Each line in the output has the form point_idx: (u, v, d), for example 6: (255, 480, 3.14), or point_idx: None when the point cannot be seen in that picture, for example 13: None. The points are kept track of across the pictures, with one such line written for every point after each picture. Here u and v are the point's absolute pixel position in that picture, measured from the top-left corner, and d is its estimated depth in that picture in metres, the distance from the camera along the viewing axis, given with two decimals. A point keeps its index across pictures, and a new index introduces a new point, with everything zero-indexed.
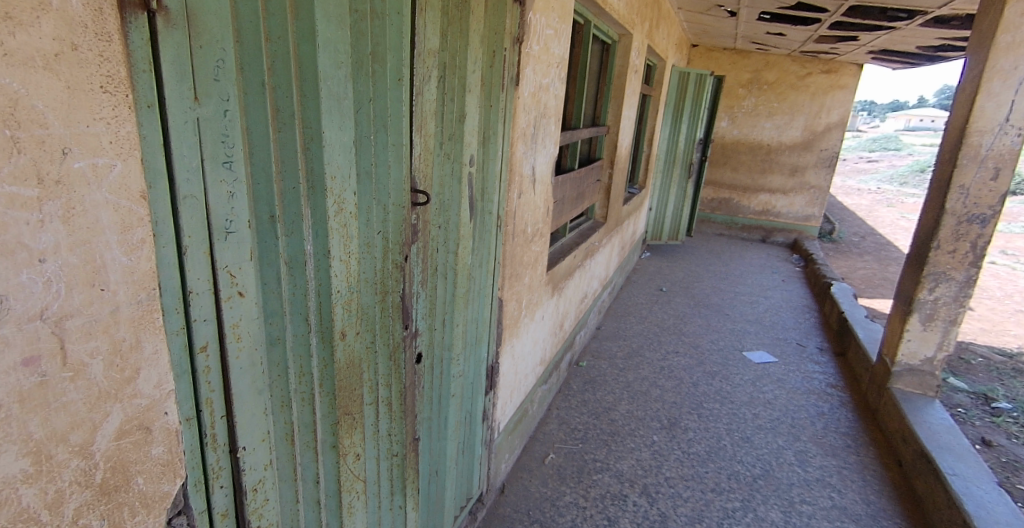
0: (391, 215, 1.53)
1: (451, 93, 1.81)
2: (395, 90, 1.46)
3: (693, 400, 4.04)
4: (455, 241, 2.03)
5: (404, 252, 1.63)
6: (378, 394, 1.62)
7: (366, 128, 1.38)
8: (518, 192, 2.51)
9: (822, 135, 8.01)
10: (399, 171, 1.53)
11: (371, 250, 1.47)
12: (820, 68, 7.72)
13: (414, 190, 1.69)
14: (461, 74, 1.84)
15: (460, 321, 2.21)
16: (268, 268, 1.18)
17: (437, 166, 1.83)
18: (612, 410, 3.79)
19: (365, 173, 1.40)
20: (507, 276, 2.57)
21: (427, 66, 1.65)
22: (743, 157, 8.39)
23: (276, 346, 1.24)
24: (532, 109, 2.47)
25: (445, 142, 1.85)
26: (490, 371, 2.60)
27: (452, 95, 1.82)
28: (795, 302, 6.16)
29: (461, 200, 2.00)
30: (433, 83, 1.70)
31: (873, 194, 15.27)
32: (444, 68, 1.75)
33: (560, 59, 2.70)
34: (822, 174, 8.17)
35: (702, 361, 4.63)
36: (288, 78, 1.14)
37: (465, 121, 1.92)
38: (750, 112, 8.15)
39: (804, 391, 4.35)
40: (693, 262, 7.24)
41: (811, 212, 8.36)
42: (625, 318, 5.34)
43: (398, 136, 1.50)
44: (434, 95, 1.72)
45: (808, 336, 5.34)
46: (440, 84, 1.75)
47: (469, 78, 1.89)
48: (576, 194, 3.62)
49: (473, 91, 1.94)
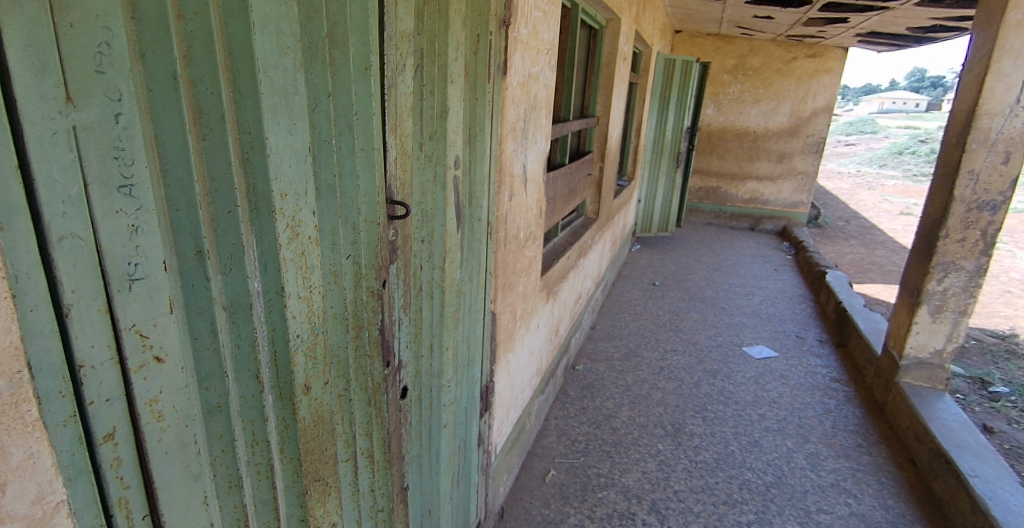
0: (362, 235, 1.25)
1: (429, 85, 1.54)
2: (361, 82, 1.18)
3: (697, 402, 3.79)
4: (440, 254, 1.75)
5: (379, 276, 1.34)
6: (358, 448, 1.33)
7: (325, 131, 1.10)
8: (509, 193, 2.23)
9: (808, 120, 7.82)
10: (370, 181, 1.25)
11: (340, 279, 1.19)
12: (805, 52, 7.52)
13: (389, 200, 1.41)
14: (441, 63, 1.56)
15: (450, 342, 1.92)
16: (199, 320, 0.90)
17: (416, 171, 1.55)
18: (613, 418, 3.54)
19: (326, 186, 1.12)
20: (499, 286, 2.29)
21: (401, 53, 1.37)
22: (730, 144, 8.20)
23: (216, 416, 0.96)
24: (521, 102, 2.20)
25: (425, 143, 1.57)
26: (484, 392, 2.33)
27: (431, 87, 1.55)
28: (790, 293, 5.96)
29: (445, 209, 1.73)
30: (408, 74, 1.42)
31: (854, 177, 15.23)
32: (421, 55, 1.47)
33: (549, 45, 2.42)
34: (810, 160, 7.99)
35: (702, 360, 4.41)
36: (212, 68, 0.85)
37: (448, 117, 1.64)
38: (735, 99, 7.94)
39: (809, 387, 4.10)
40: (685, 253, 7.03)
41: (799, 198, 8.18)
42: (620, 316, 5.11)
43: (367, 138, 1.22)
44: (410, 87, 1.44)
45: (807, 327, 5.15)
46: (416, 74, 1.47)
47: (450, 67, 1.61)
48: (568, 191, 3.36)
49: (456, 82, 1.66)
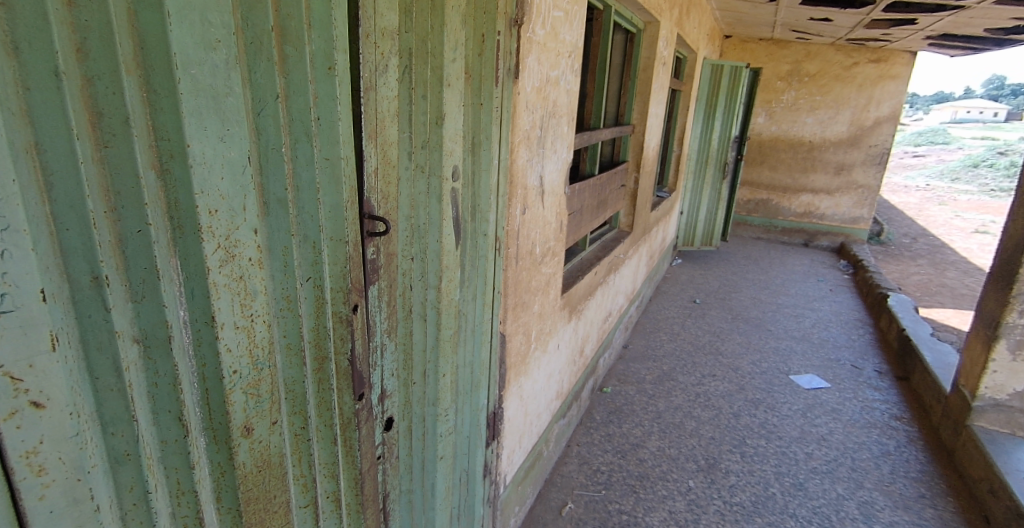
0: (325, 255, 1.11)
1: (420, 88, 1.40)
2: (323, 83, 1.04)
3: (735, 435, 3.51)
4: (435, 273, 1.60)
5: (349, 301, 1.20)
6: (319, 492, 1.20)
7: (274, 138, 0.96)
8: (522, 206, 2.08)
9: (871, 129, 7.31)
10: (336, 195, 1.11)
11: (296, 305, 1.05)
12: (868, 57, 7.04)
13: (367, 216, 1.27)
14: (435, 65, 1.43)
15: (448, 370, 1.77)
16: (99, 356, 0.78)
17: (404, 182, 1.41)
18: (640, 448, 3.30)
19: (276, 200, 0.98)
20: (510, 306, 2.13)
21: (383, 53, 1.24)
22: (783, 155, 7.77)
23: (125, 465, 0.83)
24: (537, 108, 2.04)
25: (414, 153, 1.43)
26: (491, 418, 2.17)
27: (422, 91, 1.41)
28: (846, 316, 5.54)
29: (443, 225, 1.57)
30: (393, 76, 1.29)
31: (922, 190, 14.28)
32: (408, 56, 1.34)
33: (572, 47, 2.26)
34: (872, 173, 7.47)
35: (743, 387, 4.10)
36: (114, 65, 0.73)
37: (444, 123, 1.50)
38: (790, 107, 7.53)
39: (864, 424, 3.74)
40: (731, 270, 6.68)
41: (859, 213, 7.66)
42: (655, 335, 4.86)
43: (332, 147, 1.08)
44: (394, 89, 1.30)
45: (864, 355, 4.74)
46: (402, 77, 1.33)
47: (447, 69, 1.46)
48: (596, 203, 3.19)
49: (454, 85, 1.51)
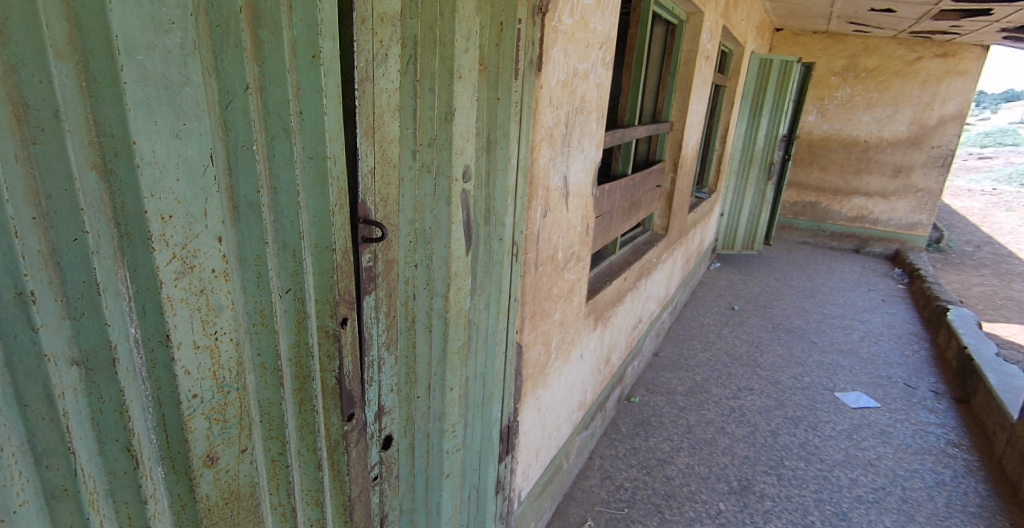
0: (308, 265, 1.01)
1: (426, 80, 1.29)
2: (306, 73, 0.93)
3: (772, 456, 3.29)
4: (442, 281, 1.50)
5: (339, 315, 1.09)
6: (300, 520, 1.10)
7: (246, 135, 0.85)
8: (543, 209, 1.95)
9: (934, 129, 6.85)
10: (321, 198, 1.00)
11: (274, 319, 0.95)
12: (933, 51, 6.58)
13: (362, 222, 1.16)
14: (444, 55, 1.31)
15: (456, 384, 1.67)
16: (27, 382, 0.69)
17: (407, 183, 1.31)
18: (667, 464, 3.14)
19: (247, 204, 0.88)
20: (528, 314, 2.01)
21: (382, 41, 1.13)
22: (834, 155, 7.38)
23: (63, 502, 0.74)
24: (563, 103, 1.91)
25: (420, 151, 1.32)
26: (505, 432, 2.06)
27: (429, 83, 1.30)
28: (899, 329, 5.19)
29: (452, 229, 1.47)
30: (395, 66, 1.18)
31: (988, 195, 13.43)
32: (413, 45, 1.23)
33: (604, 38, 2.11)
34: (932, 175, 7.01)
35: (783, 403, 3.87)
36: (41, 49, 0.63)
37: (454, 119, 1.38)
38: (843, 104, 7.12)
39: (916, 450, 3.47)
40: (773, 275, 6.38)
41: (916, 219, 7.20)
42: (689, 343, 4.66)
43: (317, 145, 0.97)
44: (395, 81, 1.19)
45: (919, 373, 4.42)
46: (405, 68, 1.23)
47: (457, 60, 1.34)
48: (628, 204, 3.03)
49: (466, 78, 1.39)
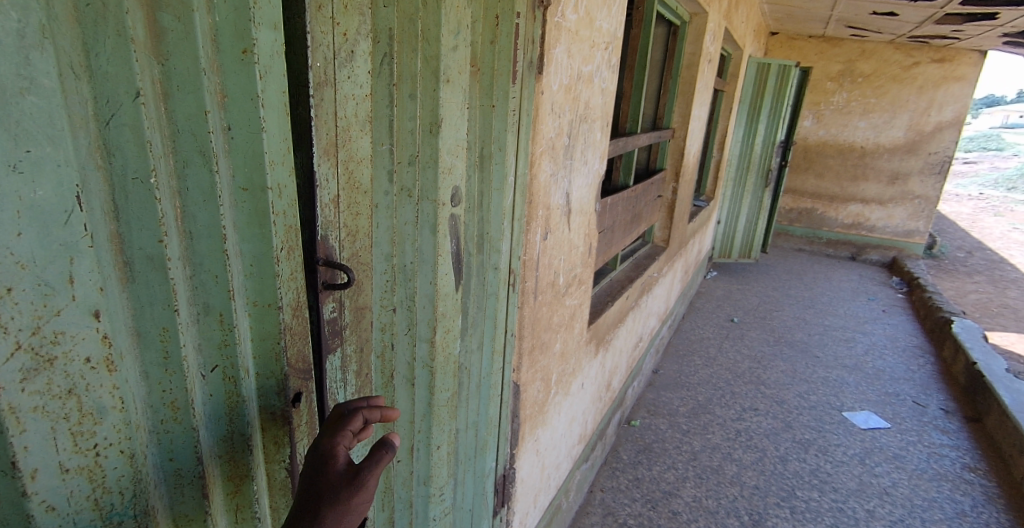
0: (244, 330, 0.75)
1: (406, 84, 1.04)
2: (234, 75, 0.67)
3: (783, 485, 3.07)
4: (426, 324, 1.25)
5: (289, 390, 0.84)
6: None
7: (140, 164, 0.59)
8: (544, 231, 1.70)
9: (931, 136, 6.71)
10: (261, 242, 0.75)
11: (192, 411, 0.69)
12: (930, 56, 6.45)
13: (322, 263, 0.90)
14: (429, 53, 1.07)
15: (445, 441, 1.41)
16: None
17: (381, 211, 1.05)
18: (673, 497, 2.90)
19: (144, 259, 0.62)
20: (526, 349, 1.76)
21: (347, 33, 0.88)
22: (830, 161, 7.23)
23: None
24: (565, 110, 1.67)
25: (398, 171, 1.07)
26: (501, 482, 1.80)
27: (409, 88, 1.05)
28: (903, 342, 5.01)
29: (438, 262, 1.22)
30: (364, 67, 0.93)
31: (976, 200, 13.42)
32: (388, 40, 0.98)
33: (610, 37, 1.87)
34: (930, 182, 6.87)
35: (790, 424, 3.65)
36: None
37: (441, 130, 1.14)
38: (840, 109, 6.98)
39: (932, 476, 3.25)
40: (771, 285, 6.19)
41: (913, 226, 7.06)
42: (689, 359, 4.44)
43: (254, 171, 0.72)
44: (365, 85, 0.94)
45: (927, 390, 4.22)
46: (377, 69, 0.97)
47: (444, 60, 1.10)
48: (630, 216, 2.81)
49: (455, 82, 1.15)
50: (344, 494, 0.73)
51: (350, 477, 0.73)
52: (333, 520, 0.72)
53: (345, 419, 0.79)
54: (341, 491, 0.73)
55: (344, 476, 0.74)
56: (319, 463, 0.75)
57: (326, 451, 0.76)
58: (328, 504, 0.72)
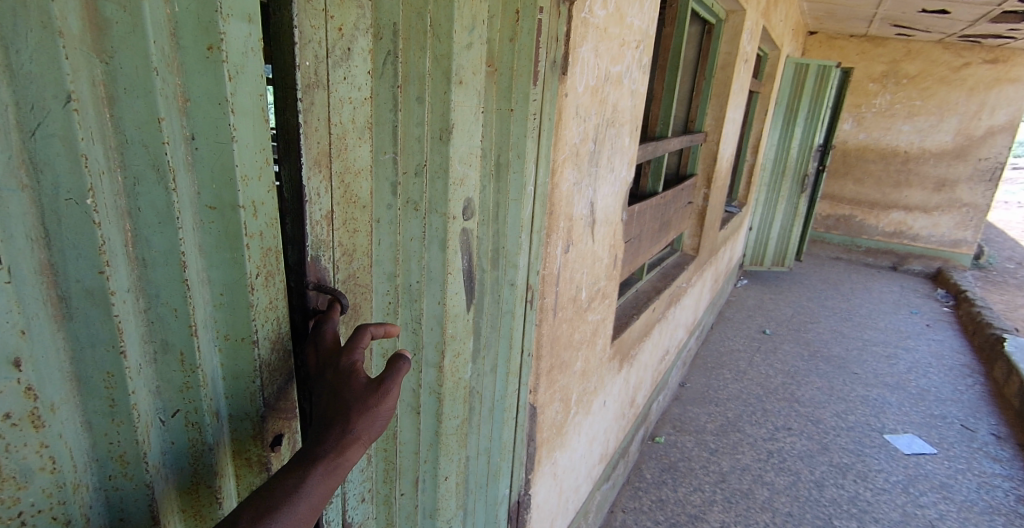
0: (213, 368, 0.65)
1: (412, 87, 0.93)
2: (196, 77, 0.57)
3: (819, 514, 2.88)
4: (434, 348, 1.15)
5: (267, 433, 0.74)
6: None
7: (74, 183, 0.50)
8: (565, 243, 1.59)
9: (981, 140, 6.35)
10: (231, 268, 0.65)
11: (145, 465, 0.60)
12: (982, 56, 6.11)
13: (312, 287, 0.79)
14: (441, 52, 0.97)
15: (454, 471, 1.31)
16: None
17: (384, 226, 0.95)
18: (699, 522, 2.74)
19: (82, 294, 0.52)
20: (544, 369, 1.64)
21: (344, 28, 0.78)
22: (871, 166, 6.93)
23: None
24: (592, 114, 1.55)
25: (403, 183, 0.96)
26: (515, 509, 1.69)
27: (417, 89, 0.94)
28: (949, 360, 4.72)
29: (448, 280, 1.12)
30: (363, 66, 0.83)
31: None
32: (393, 37, 0.88)
33: (642, 35, 1.75)
34: (979, 190, 6.50)
35: (826, 447, 3.45)
36: None
37: (451, 138, 1.03)
38: (882, 112, 6.68)
39: (984, 509, 3.02)
40: (806, 295, 5.95)
41: (960, 236, 6.70)
42: (718, 372, 4.26)
43: (223, 187, 0.62)
44: (363, 87, 0.84)
45: (977, 413, 3.95)
46: (380, 70, 0.87)
47: (455, 60, 0.99)
48: (658, 224, 2.67)
49: (468, 84, 1.05)
50: (372, 401, 0.67)
51: (373, 386, 0.68)
52: (363, 428, 0.66)
53: (353, 337, 0.74)
54: (368, 399, 0.67)
55: (367, 388, 0.68)
56: (343, 379, 0.69)
57: (346, 369, 0.71)
58: (356, 414, 0.66)
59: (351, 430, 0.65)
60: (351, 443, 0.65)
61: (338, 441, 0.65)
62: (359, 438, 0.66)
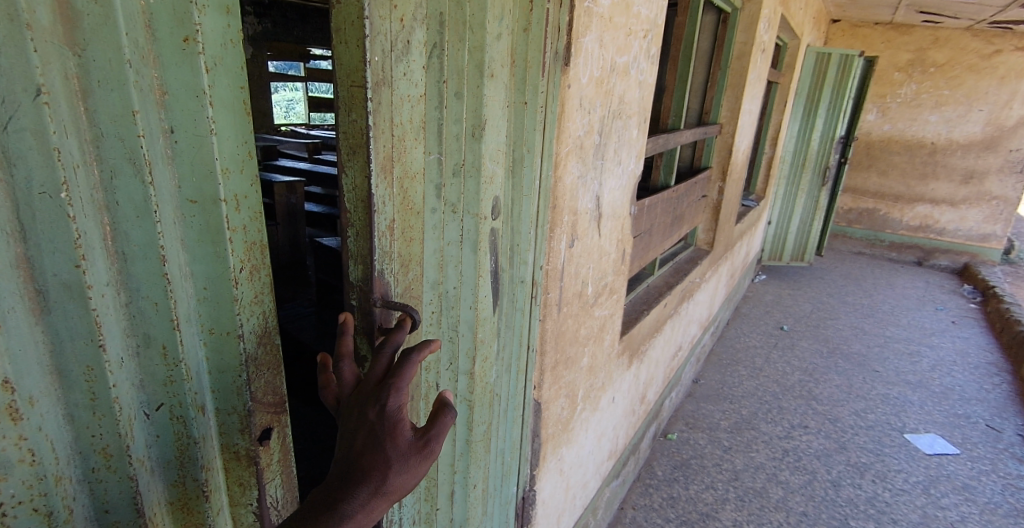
0: (199, 361, 0.66)
1: (453, 82, 0.97)
2: (174, 67, 0.57)
3: (835, 514, 2.83)
4: (467, 355, 1.19)
5: (255, 427, 0.73)
6: None
7: (46, 176, 0.50)
8: (570, 238, 1.57)
9: (1012, 131, 6.15)
10: (215, 263, 0.65)
11: (129, 459, 0.60)
12: (1013, 44, 5.92)
13: (380, 304, 0.91)
14: (473, 43, 0.99)
15: (481, 479, 1.35)
16: None
17: (431, 230, 1.01)
18: (711, 520, 2.71)
19: (59, 287, 0.52)
20: (549, 366, 1.63)
21: (404, 18, 0.83)
22: (896, 158, 6.76)
23: None
24: (597, 105, 1.53)
25: (445, 185, 1.01)
26: (520, 506, 1.69)
27: (456, 85, 0.98)
28: (975, 358, 4.60)
29: (479, 284, 1.16)
30: (419, 60, 0.89)
31: None
32: (439, 27, 0.91)
33: (649, 26, 1.71)
34: (1009, 182, 6.30)
35: (844, 446, 3.38)
36: None
37: (482, 135, 1.06)
38: (907, 102, 6.51)
39: (1008, 512, 2.94)
40: (827, 290, 5.84)
41: (989, 230, 6.51)
42: (733, 368, 4.21)
43: (203, 180, 0.62)
44: (419, 85, 0.90)
45: (1003, 413, 3.84)
46: (429, 64, 0.91)
47: (487, 50, 1.03)
48: (670, 219, 2.63)
49: (497, 77, 1.08)
50: (414, 460, 0.70)
51: (419, 446, 0.71)
52: (397, 484, 0.69)
53: (403, 367, 0.74)
54: (410, 457, 0.70)
55: (410, 444, 0.70)
56: (389, 424, 0.70)
57: (393, 413, 0.71)
58: (396, 471, 0.69)
59: (387, 486, 0.68)
60: (382, 497, 0.68)
61: (371, 493, 0.67)
62: (390, 493, 0.68)
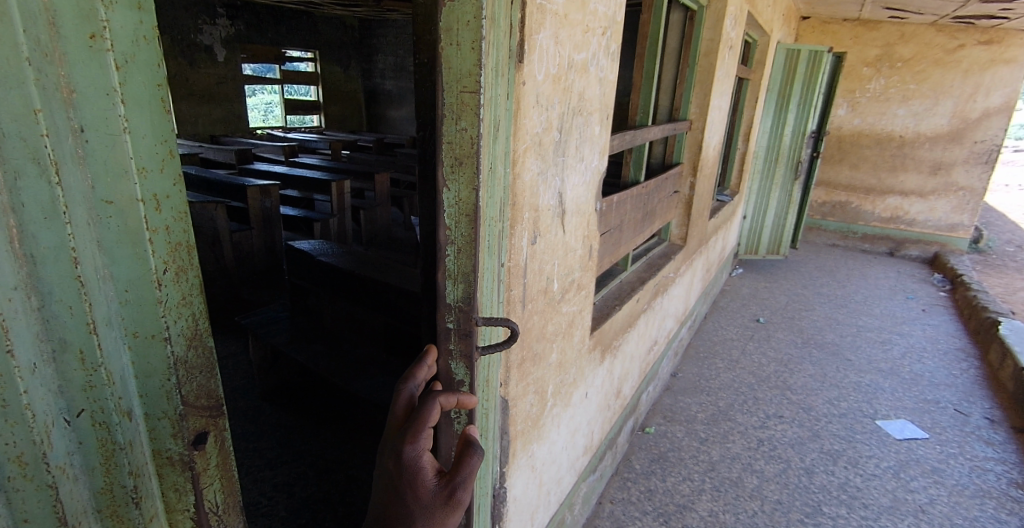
0: (123, 364, 0.65)
1: (500, 83, 1.21)
2: (82, 65, 0.56)
3: (808, 500, 2.86)
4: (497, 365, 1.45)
5: (187, 432, 0.72)
6: None
7: None
8: (532, 234, 1.57)
9: (976, 123, 6.30)
10: (135, 264, 0.64)
11: (46, 466, 0.59)
12: (976, 38, 6.06)
13: (479, 321, 1.24)
14: (502, 46, 1.19)
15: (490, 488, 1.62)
16: None
17: (489, 231, 1.28)
18: (687, 511, 2.73)
19: None
20: (516, 362, 1.62)
21: (492, 28, 1.12)
22: (867, 151, 6.87)
23: None
24: (555, 101, 1.53)
25: (493, 186, 1.26)
26: (492, 503, 1.69)
27: (501, 87, 1.21)
28: (945, 344, 4.70)
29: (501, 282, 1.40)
30: (496, 70, 1.17)
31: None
32: (497, 30, 1.15)
33: (607, 21, 1.71)
34: (975, 172, 6.44)
35: (817, 434, 3.43)
36: None
37: (503, 142, 1.28)
38: (876, 97, 6.63)
39: (975, 493, 3.00)
40: (802, 282, 5.92)
41: (957, 220, 6.66)
42: (710, 362, 4.24)
43: (118, 179, 0.60)
44: (493, 91, 1.18)
45: (971, 397, 3.92)
46: (499, 70, 1.19)
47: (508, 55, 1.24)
48: (641, 214, 2.65)
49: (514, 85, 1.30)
50: (439, 511, 0.89)
51: (444, 498, 0.90)
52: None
53: (424, 412, 0.96)
54: (436, 509, 0.90)
55: (436, 496, 0.90)
56: (415, 475, 0.91)
57: (415, 467, 0.91)
58: (424, 517, 0.89)
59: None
60: None
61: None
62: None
